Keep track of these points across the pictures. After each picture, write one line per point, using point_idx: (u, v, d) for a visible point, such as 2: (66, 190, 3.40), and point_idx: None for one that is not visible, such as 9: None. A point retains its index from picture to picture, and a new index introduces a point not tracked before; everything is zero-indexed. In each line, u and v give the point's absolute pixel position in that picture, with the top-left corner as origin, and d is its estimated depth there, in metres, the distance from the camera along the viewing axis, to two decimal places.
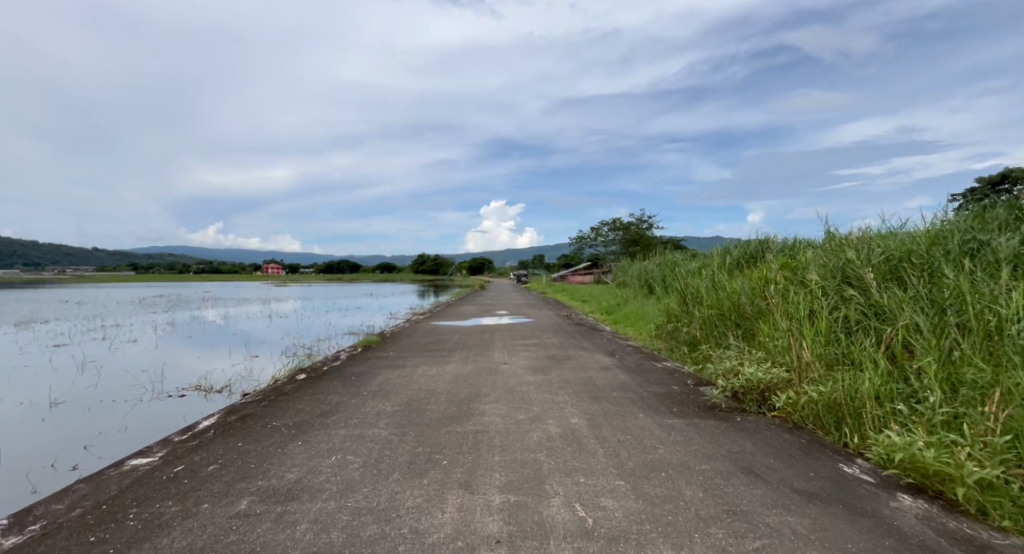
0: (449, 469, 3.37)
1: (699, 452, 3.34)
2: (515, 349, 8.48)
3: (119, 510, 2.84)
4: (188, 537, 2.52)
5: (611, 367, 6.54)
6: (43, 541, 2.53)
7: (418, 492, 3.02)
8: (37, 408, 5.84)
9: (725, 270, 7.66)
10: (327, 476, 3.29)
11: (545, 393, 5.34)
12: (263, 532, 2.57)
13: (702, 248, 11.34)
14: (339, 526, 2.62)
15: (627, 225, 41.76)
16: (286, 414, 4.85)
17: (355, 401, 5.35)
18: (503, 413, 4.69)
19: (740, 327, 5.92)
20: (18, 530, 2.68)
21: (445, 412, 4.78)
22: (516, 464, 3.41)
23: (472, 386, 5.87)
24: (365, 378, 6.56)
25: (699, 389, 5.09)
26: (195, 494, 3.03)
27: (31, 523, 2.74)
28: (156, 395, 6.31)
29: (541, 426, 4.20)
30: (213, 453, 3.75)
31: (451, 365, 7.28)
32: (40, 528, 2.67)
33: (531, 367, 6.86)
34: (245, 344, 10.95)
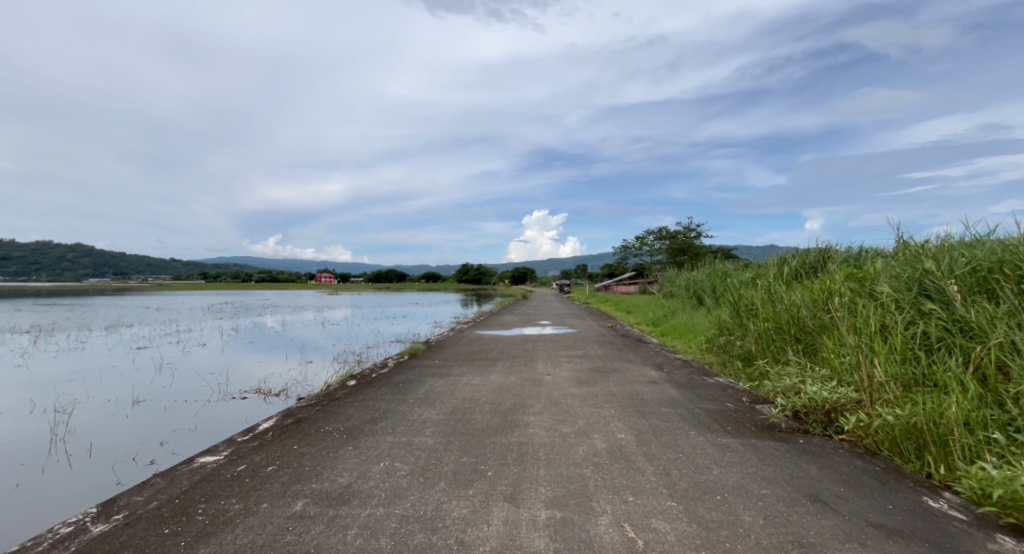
0: (494, 481, 3.34)
1: (759, 475, 3.14)
2: (559, 361, 8.34)
3: (189, 504, 3.01)
4: (250, 535, 2.62)
5: (659, 381, 6.32)
6: (124, 531, 2.70)
7: (464, 502, 3.01)
8: (121, 405, 6.32)
9: (782, 280, 7.26)
10: (376, 482, 3.35)
11: (591, 406, 5.23)
12: (316, 534, 2.63)
13: (756, 257, 10.86)
14: (387, 533, 2.65)
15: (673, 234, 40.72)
16: (338, 419, 5.00)
17: (402, 408, 5.45)
18: (547, 425, 4.63)
19: (800, 342, 5.58)
20: (104, 518, 2.88)
21: (489, 423, 4.76)
22: (562, 478, 3.34)
23: (516, 397, 5.82)
24: (412, 385, 6.67)
25: (756, 408, 4.81)
26: (255, 493, 3.16)
27: (115, 513, 2.94)
28: (222, 396, 6.69)
29: (587, 441, 4.09)
30: (271, 455, 3.91)
31: (495, 374, 7.27)
32: (122, 518, 2.87)
33: (576, 379, 6.75)
34: (300, 350, 11.40)
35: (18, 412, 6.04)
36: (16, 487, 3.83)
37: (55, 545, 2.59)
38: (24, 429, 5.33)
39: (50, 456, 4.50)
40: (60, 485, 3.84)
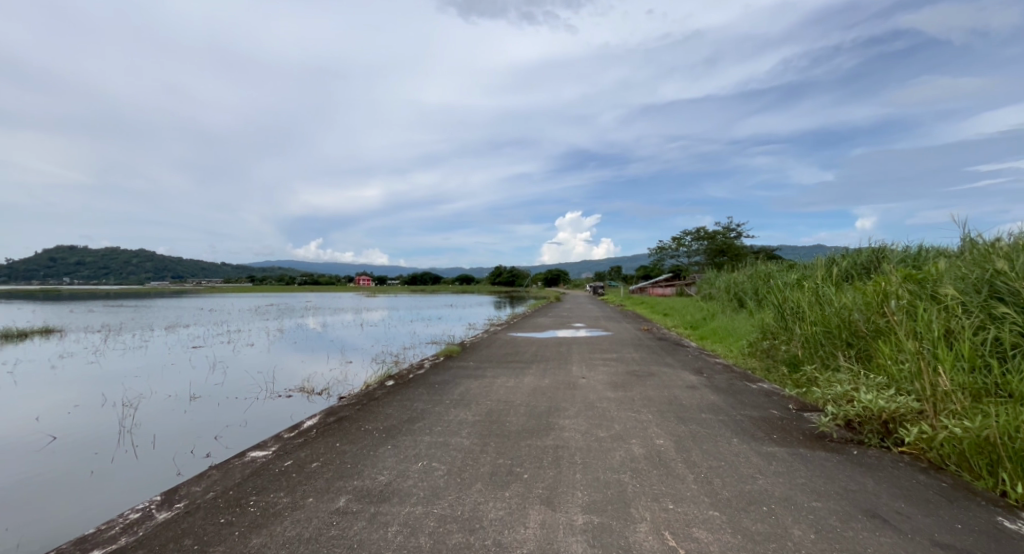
0: (530, 484, 3.34)
1: (808, 487, 3.00)
2: (594, 364, 8.24)
3: (242, 496, 3.15)
4: (298, 527, 2.72)
5: (698, 387, 6.15)
6: (185, 519, 2.85)
7: (500, 504, 3.03)
8: (179, 400, 6.69)
9: (830, 282, 6.94)
10: (415, 481, 3.41)
11: (627, 411, 5.14)
12: (358, 530, 2.70)
13: (801, 257, 10.42)
14: (426, 532, 2.69)
15: (712, 234, 39.63)
16: (377, 418, 5.13)
17: (439, 408, 5.54)
18: (582, 429, 4.59)
19: (852, 347, 5.32)
20: (168, 506, 3.06)
21: (525, 425, 4.77)
22: (599, 483, 3.31)
23: (550, 400, 5.79)
24: (447, 387, 6.76)
25: (804, 415, 4.61)
26: (302, 488, 3.28)
27: (176, 502, 3.12)
28: (269, 394, 6.99)
29: (625, 446, 4.03)
30: (316, 451, 4.05)
31: (530, 377, 7.27)
32: (183, 506, 3.04)
33: (611, 383, 6.67)
34: (340, 351, 11.75)
35: (91, 405, 6.51)
36: (90, 475, 4.13)
37: (124, 530, 2.77)
38: (96, 421, 5.74)
39: (118, 447, 4.83)
40: (127, 474, 4.10)
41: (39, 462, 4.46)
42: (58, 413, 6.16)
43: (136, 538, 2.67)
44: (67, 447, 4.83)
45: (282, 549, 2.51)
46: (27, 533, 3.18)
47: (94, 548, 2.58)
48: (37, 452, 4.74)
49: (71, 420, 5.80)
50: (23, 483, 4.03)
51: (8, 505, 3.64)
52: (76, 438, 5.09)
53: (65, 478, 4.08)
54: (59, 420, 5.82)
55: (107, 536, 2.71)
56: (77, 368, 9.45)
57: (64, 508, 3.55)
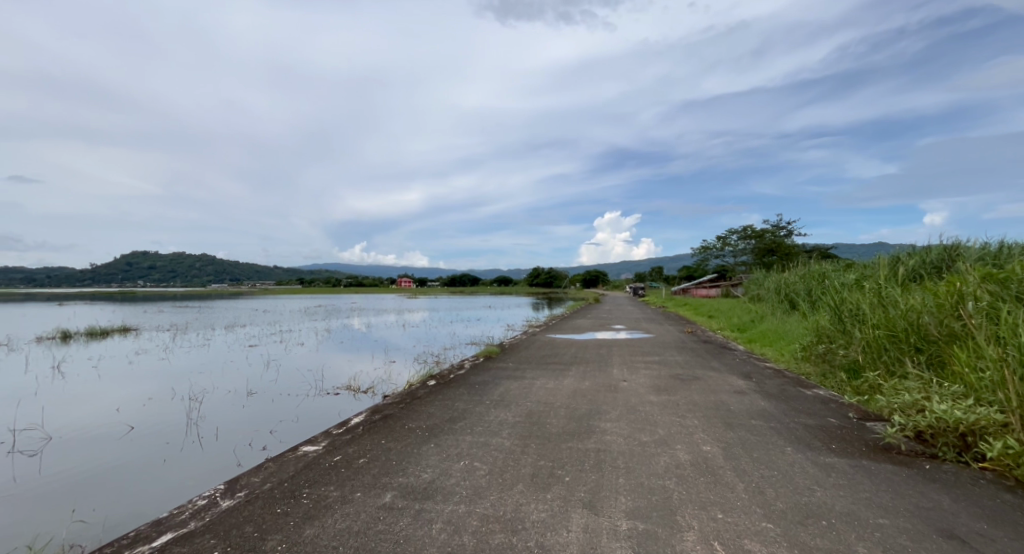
0: (572, 487, 3.30)
1: (874, 502, 2.82)
2: (636, 367, 8.06)
3: (296, 488, 3.28)
4: (347, 521, 2.80)
5: (747, 392, 5.90)
6: (246, 508, 3.00)
7: (542, 506, 3.00)
8: (238, 395, 7.08)
9: (895, 283, 6.50)
10: (458, 480, 3.44)
11: (672, 415, 5.00)
12: (404, 526, 2.75)
13: (860, 256, 9.83)
14: (470, 530, 2.71)
15: (760, 233, 38.05)
16: (420, 417, 5.22)
17: (479, 408, 5.57)
18: (625, 433, 4.49)
19: (921, 352, 4.95)
20: (230, 494, 3.23)
21: (565, 427, 4.72)
22: (643, 489, 3.23)
23: (591, 403, 5.72)
24: (487, 387, 6.80)
25: (866, 425, 4.33)
26: (350, 482, 3.38)
27: (238, 490, 3.28)
28: (318, 391, 7.27)
29: (669, 452, 3.91)
30: (363, 448, 4.17)
31: (570, 379, 7.20)
32: (243, 495, 3.19)
33: (654, 386, 6.50)
34: (384, 350, 12.07)
35: (162, 398, 6.99)
36: (162, 463, 4.43)
37: (193, 515, 2.94)
38: (167, 413, 6.16)
39: (186, 437, 5.16)
40: (194, 462, 4.38)
41: (119, 449, 4.83)
42: (134, 405, 6.65)
43: (203, 523, 2.82)
44: (142, 436, 5.21)
45: (333, 541, 2.59)
46: (110, 514, 3.45)
47: (167, 530, 2.75)
48: (117, 439, 5.13)
49: (144, 411, 6.25)
50: (106, 467, 4.37)
51: (94, 486, 3.96)
52: (150, 428, 5.47)
53: (141, 465, 4.40)
54: (134, 410, 6.29)
55: (178, 519, 2.89)
56: (149, 363, 10.18)
57: (140, 491, 3.82)
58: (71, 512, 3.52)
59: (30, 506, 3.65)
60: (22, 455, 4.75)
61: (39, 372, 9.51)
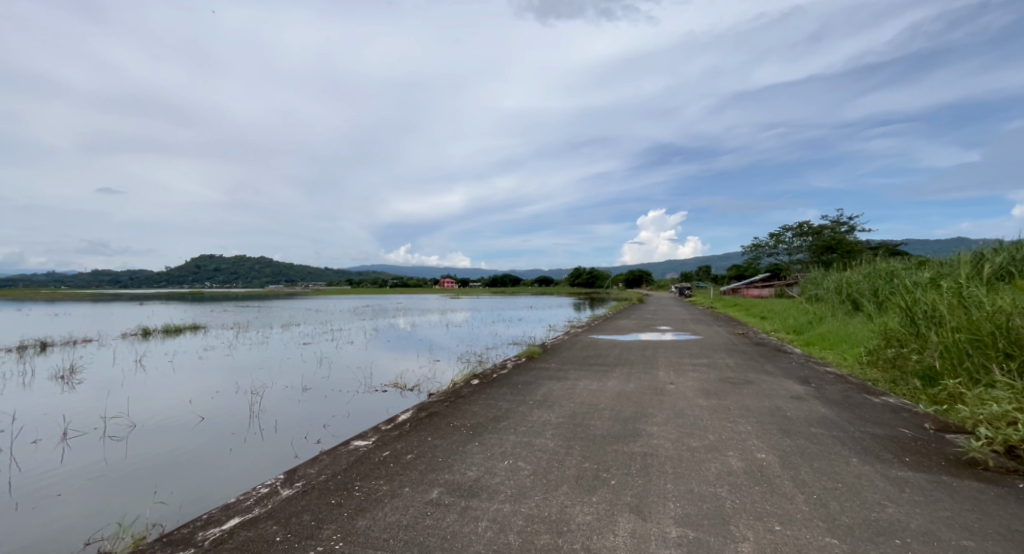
0: (618, 490, 3.21)
1: (956, 522, 2.57)
2: (683, 370, 7.79)
3: (348, 481, 3.38)
4: (396, 514, 2.85)
5: (805, 397, 5.56)
6: (303, 497, 3.12)
7: (588, 509, 2.94)
8: (294, 390, 7.42)
9: (977, 281, 5.95)
10: (502, 479, 3.42)
11: (723, 420, 4.79)
12: (450, 522, 2.76)
13: (936, 254, 9.07)
14: (515, 530, 2.69)
15: (818, 230, 36.02)
16: (465, 416, 5.26)
17: (522, 408, 5.55)
18: (672, 437, 4.35)
19: (1010, 358, 4.50)
20: (289, 483, 3.37)
21: (610, 430, 4.62)
22: (693, 496, 3.10)
23: (636, 405, 5.57)
24: (530, 387, 6.76)
25: (945, 438, 3.98)
26: (399, 477, 3.44)
27: (296, 480, 3.41)
28: (367, 388, 7.50)
29: (721, 458, 3.74)
30: (410, 444, 4.24)
31: (614, 381, 7.06)
32: (301, 485, 3.32)
33: (703, 389, 6.26)
34: (428, 349, 12.28)
35: (227, 391, 7.42)
36: (229, 451, 4.69)
37: (257, 501, 3.09)
38: (232, 405, 6.55)
39: (249, 429, 5.44)
40: (256, 452, 4.62)
41: (191, 437, 5.17)
42: (203, 397, 7.10)
43: (266, 510, 2.95)
44: (211, 426, 5.55)
45: (384, 534, 2.63)
46: (186, 496, 3.68)
47: (234, 515, 2.90)
48: (190, 429, 5.49)
49: (212, 403, 6.66)
50: (180, 453, 4.69)
51: (172, 471, 4.25)
52: (217, 419, 5.83)
53: (210, 453, 4.68)
54: (204, 402, 6.73)
55: (244, 505, 3.04)
56: (215, 359, 10.84)
57: (211, 477, 4.06)
58: (152, 493, 3.79)
59: (117, 487, 3.96)
60: (110, 440, 5.17)
61: (122, 365, 10.36)
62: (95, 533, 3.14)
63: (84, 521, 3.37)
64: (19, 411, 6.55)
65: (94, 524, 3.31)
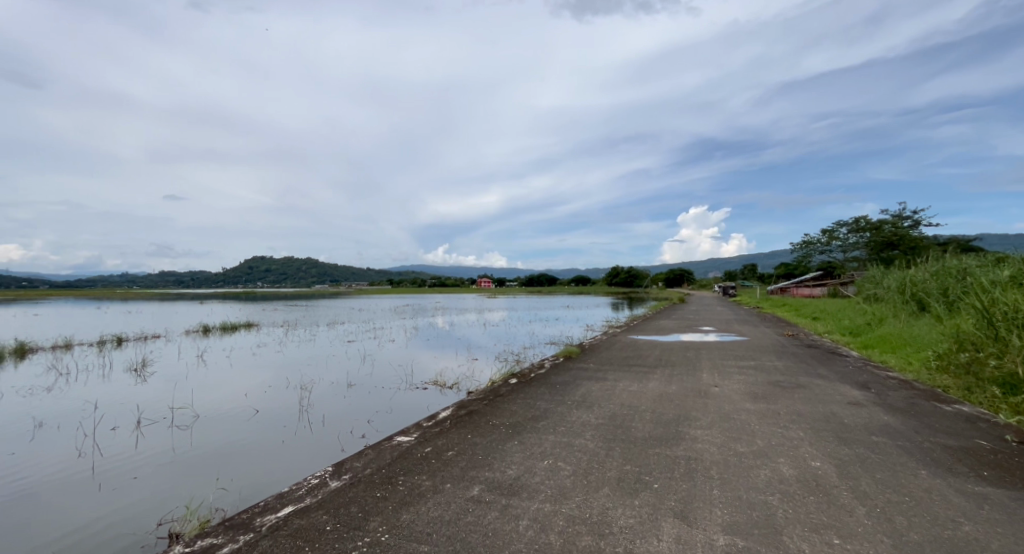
0: (661, 495, 3.12)
1: None
2: (728, 372, 7.49)
3: (393, 475, 3.44)
4: (439, 510, 2.88)
5: (864, 404, 5.24)
6: (350, 489, 3.20)
7: (630, 512, 2.88)
8: (340, 386, 7.66)
9: None
10: (542, 478, 3.40)
11: (772, 426, 4.58)
12: (491, 520, 2.77)
13: (1015, 250, 8.36)
14: (556, 530, 2.66)
15: (878, 225, 33.95)
16: (504, 414, 5.27)
17: (561, 409, 5.50)
18: (718, 441, 4.19)
19: None
20: (337, 475, 3.48)
21: (652, 432, 4.51)
22: (741, 503, 2.98)
23: (679, 408, 5.41)
24: (569, 388, 6.69)
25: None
26: (440, 473, 3.48)
27: (344, 473, 3.52)
28: (409, 385, 7.65)
29: (771, 465, 3.57)
30: (451, 441, 4.29)
31: (655, 382, 6.89)
32: (347, 478, 3.41)
33: (750, 393, 6.00)
34: (466, 348, 12.38)
35: (279, 386, 7.76)
36: (282, 443, 4.90)
37: (308, 491, 3.20)
38: (284, 399, 6.83)
39: (300, 422, 5.66)
40: (307, 445, 4.80)
41: (247, 428, 5.42)
42: (257, 391, 7.46)
43: (317, 500, 3.06)
44: (265, 418, 5.81)
45: (427, 528, 2.67)
46: (245, 483, 3.86)
47: (287, 503, 3.02)
48: (247, 420, 5.77)
49: (266, 397, 6.97)
50: (239, 443, 4.93)
51: (232, 459, 4.48)
52: (271, 412, 6.09)
53: (265, 444, 4.89)
54: (258, 396, 7.05)
55: (297, 494, 3.16)
56: (267, 355, 11.35)
57: (267, 467, 4.24)
58: (215, 480, 4.00)
59: (183, 473, 4.21)
60: (177, 429, 5.50)
61: (187, 360, 11.03)
62: (165, 515, 3.35)
63: (157, 503, 3.60)
64: (99, 400, 7.09)
65: (165, 506, 3.53)
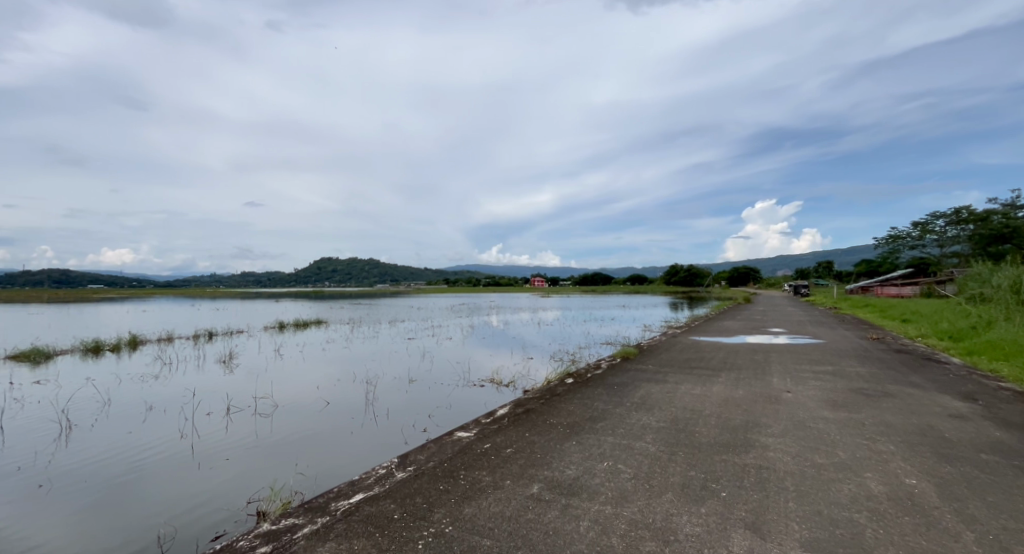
0: (729, 503, 2.97)
1: None
2: (802, 377, 7.00)
3: (454, 469, 3.51)
4: (499, 505, 2.90)
5: (969, 417, 4.71)
6: (414, 481, 3.30)
7: (696, 519, 2.76)
8: (402, 382, 7.93)
9: None
10: (602, 480, 3.34)
11: (857, 437, 4.22)
12: (551, 518, 2.75)
13: None
14: (618, 533, 2.60)
15: (985, 216, 30.60)
16: (561, 414, 5.24)
17: (620, 410, 5.38)
18: (793, 450, 3.93)
19: None
20: (402, 466, 3.60)
21: (717, 438, 4.30)
22: (822, 519, 2.76)
23: (747, 414, 5.12)
24: (627, 389, 6.52)
25: None
26: (500, 469, 3.52)
27: (408, 464, 3.64)
28: (466, 383, 7.79)
29: (856, 480, 3.29)
30: (509, 438, 4.31)
31: (719, 386, 6.57)
32: (412, 469, 3.53)
33: (829, 401, 5.58)
34: (522, 347, 12.41)
35: (347, 380, 8.16)
36: (350, 433, 5.15)
37: (377, 480, 3.34)
38: (351, 392, 7.17)
39: (366, 414, 5.92)
40: (373, 436, 5.01)
41: (320, 419, 5.74)
42: (328, 384, 7.88)
43: (385, 489, 3.18)
44: (335, 410, 6.12)
45: (488, 522, 2.69)
46: (320, 470, 4.10)
47: (358, 490, 3.17)
48: (318, 412, 6.11)
49: (335, 390, 7.36)
50: (312, 432, 5.23)
51: (308, 446, 4.77)
52: (340, 405, 6.42)
53: (336, 434, 5.16)
54: (329, 389, 7.46)
55: (367, 482, 3.30)
56: (336, 351, 11.98)
57: (339, 455, 4.48)
58: (294, 465, 4.27)
59: (266, 457, 4.53)
60: (260, 417, 5.94)
61: (267, 353, 11.87)
62: (253, 494, 3.63)
63: (245, 483, 3.90)
64: (196, 387, 7.80)
65: (252, 486, 3.81)
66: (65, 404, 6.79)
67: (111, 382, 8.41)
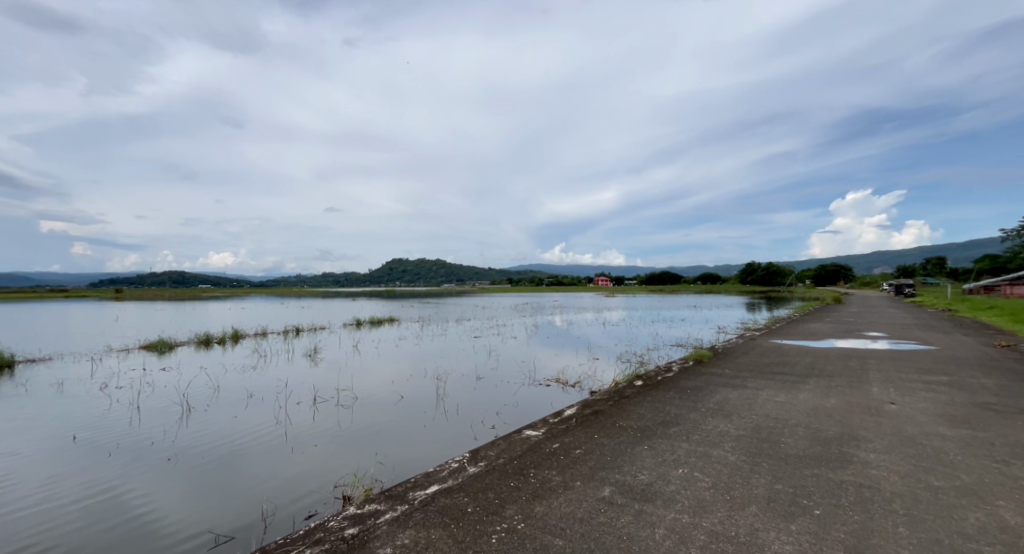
0: (826, 523, 2.70)
1: None
2: (908, 388, 6.25)
3: (524, 467, 3.50)
4: (570, 506, 2.84)
5: None
6: (485, 476, 3.32)
7: (786, 537, 2.53)
8: (469, 379, 8.07)
9: None
10: (677, 488, 3.16)
11: (983, 458, 3.67)
12: (625, 523, 2.64)
13: None
14: (697, 544, 2.44)
15: None
16: (631, 416, 5.06)
17: (695, 416, 5.10)
18: (900, 470, 3.50)
19: None
20: (472, 461, 3.64)
21: (807, 450, 3.94)
22: (942, 550, 2.43)
23: (842, 425, 4.65)
24: (702, 393, 6.18)
25: None
26: (570, 470, 3.45)
27: (479, 459, 3.67)
28: (533, 382, 7.77)
29: (985, 508, 2.86)
30: (578, 439, 4.22)
31: (806, 394, 6.03)
32: (484, 465, 3.55)
33: (943, 415, 4.93)
34: (588, 348, 12.19)
35: (418, 376, 8.45)
36: (423, 426, 5.32)
37: (450, 473, 3.40)
38: (422, 388, 7.41)
39: (438, 409, 6.09)
40: (444, 430, 5.13)
41: (395, 412, 5.98)
42: (401, 379, 8.21)
43: (458, 482, 3.23)
44: (409, 404, 6.35)
45: (560, 522, 2.64)
46: (397, 460, 4.26)
47: (432, 482, 3.24)
48: (393, 405, 6.37)
49: (409, 385, 7.65)
50: (389, 424, 5.46)
51: (385, 437, 4.98)
52: (413, 399, 6.65)
53: (411, 426, 5.35)
54: (403, 384, 7.76)
55: (439, 475, 3.37)
56: (409, 348, 12.45)
57: (414, 446, 4.64)
58: (374, 454, 4.47)
59: (348, 445, 4.79)
60: (343, 408, 6.30)
61: (347, 349, 12.57)
62: (338, 479, 3.85)
63: (332, 468, 4.15)
64: (287, 379, 8.44)
65: (337, 472, 4.04)
66: (183, 389, 7.62)
67: (218, 371, 9.32)
